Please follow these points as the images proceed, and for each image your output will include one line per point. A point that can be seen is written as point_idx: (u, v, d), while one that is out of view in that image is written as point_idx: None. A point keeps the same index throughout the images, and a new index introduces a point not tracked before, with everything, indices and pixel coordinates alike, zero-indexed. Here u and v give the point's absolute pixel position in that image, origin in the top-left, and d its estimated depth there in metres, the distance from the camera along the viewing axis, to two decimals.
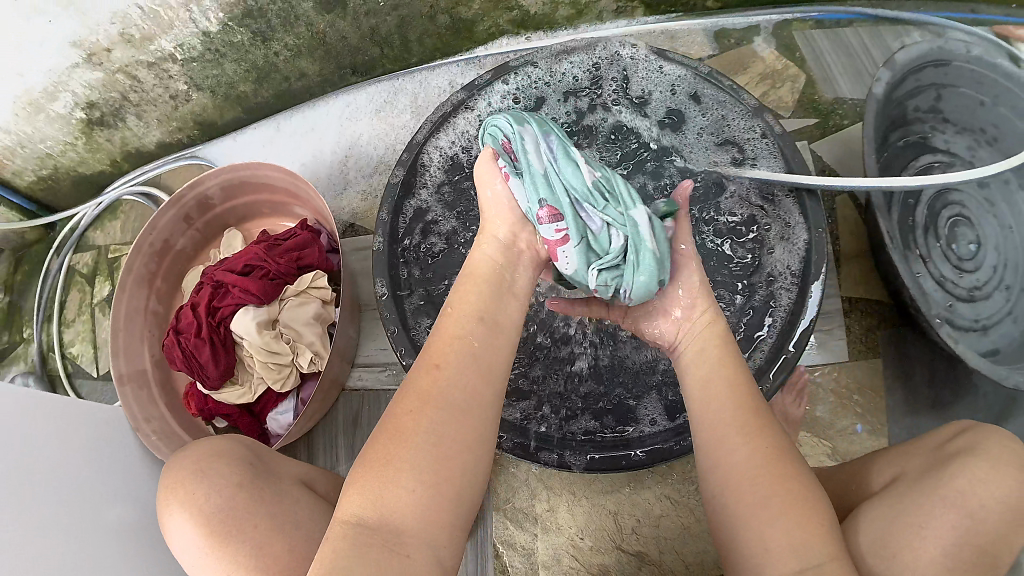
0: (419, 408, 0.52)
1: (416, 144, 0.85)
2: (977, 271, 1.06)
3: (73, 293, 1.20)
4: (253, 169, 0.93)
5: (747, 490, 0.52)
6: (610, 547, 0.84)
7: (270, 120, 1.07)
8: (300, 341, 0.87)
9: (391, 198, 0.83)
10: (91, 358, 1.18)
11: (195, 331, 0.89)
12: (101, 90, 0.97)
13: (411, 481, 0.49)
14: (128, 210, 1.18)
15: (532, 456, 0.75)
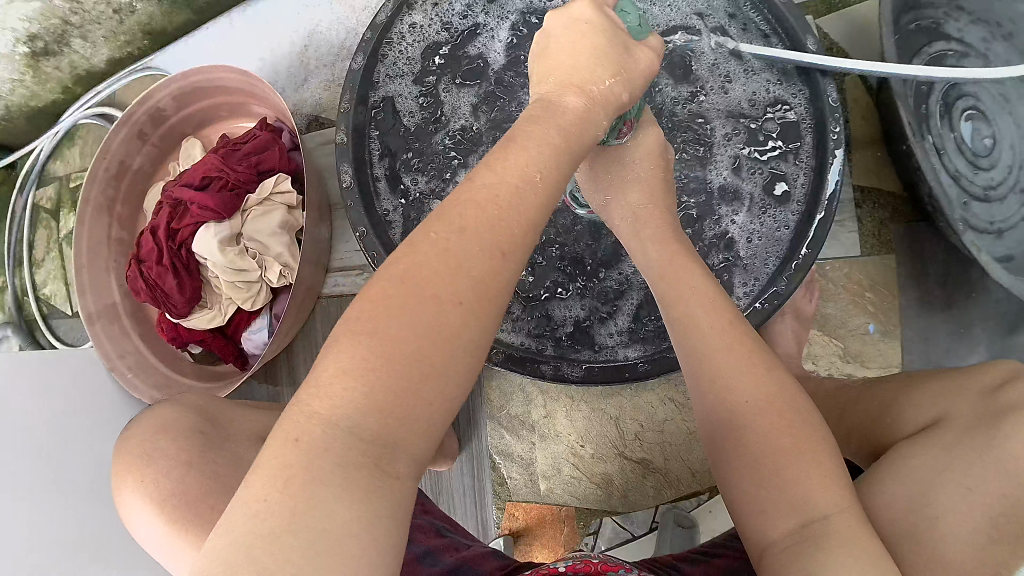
0: (423, 282, 0.39)
1: (380, 25, 0.77)
2: (991, 169, 1.00)
3: (40, 231, 1.13)
4: (203, 72, 0.86)
5: (738, 430, 0.50)
6: (612, 455, 0.80)
7: (223, 18, 0.99)
8: (268, 253, 0.81)
9: (353, 88, 0.77)
10: (65, 296, 1.12)
11: (156, 258, 0.82)
12: (41, 20, 0.91)
13: (385, 399, 0.37)
14: (85, 135, 1.10)
15: (521, 368, 0.72)
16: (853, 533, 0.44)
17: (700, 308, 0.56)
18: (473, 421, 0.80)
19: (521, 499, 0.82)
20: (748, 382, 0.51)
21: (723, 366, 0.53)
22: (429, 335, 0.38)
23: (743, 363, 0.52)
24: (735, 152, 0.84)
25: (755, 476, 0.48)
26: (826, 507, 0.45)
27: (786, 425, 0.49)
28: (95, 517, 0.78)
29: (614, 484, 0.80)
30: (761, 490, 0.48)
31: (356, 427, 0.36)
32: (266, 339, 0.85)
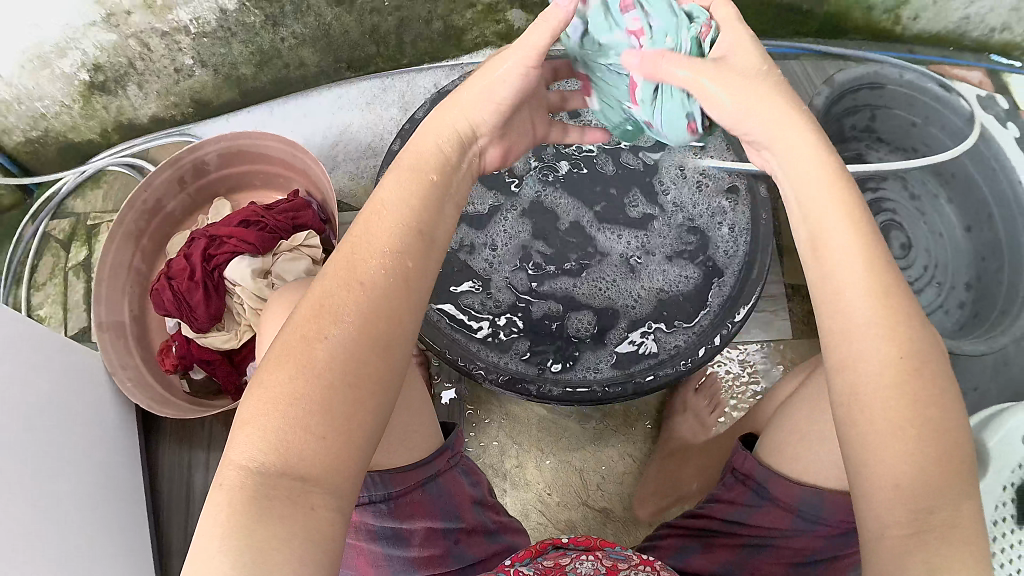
0: (317, 326, 0.47)
1: (416, 121, 0.92)
2: (909, 268, 1.18)
3: (45, 259, 1.18)
4: (253, 139, 0.99)
5: (868, 396, 0.49)
6: (576, 503, 0.88)
7: (262, 105, 1.13)
8: None
9: (389, 164, 0.90)
10: (60, 320, 1.16)
11: (189, 276, 0.93)
12: (111, 54, 1.00)
13: (291, 440, 0.45)
14: (112, 179, 1.19)
15: (510, 388, 0.78)
16: (963, 517, 0.47)
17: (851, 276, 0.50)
18: None
19: None
20: (893, 345, 0.49)
21: (880, 318, 0.49)
22: (315, 381, 0.46)
23: (891, 322, 0.49)
24: (672, 231, 0.94)
25: (889, 448, 0.48)
26: (948, 491, 0.47)
27: (917, 394, 0.48)
28: (51, 530, 0.77)
29: (576, 530, 0.87)
30: (899, 465, 0.47)
31: (268, 472, 0.44)
32: None
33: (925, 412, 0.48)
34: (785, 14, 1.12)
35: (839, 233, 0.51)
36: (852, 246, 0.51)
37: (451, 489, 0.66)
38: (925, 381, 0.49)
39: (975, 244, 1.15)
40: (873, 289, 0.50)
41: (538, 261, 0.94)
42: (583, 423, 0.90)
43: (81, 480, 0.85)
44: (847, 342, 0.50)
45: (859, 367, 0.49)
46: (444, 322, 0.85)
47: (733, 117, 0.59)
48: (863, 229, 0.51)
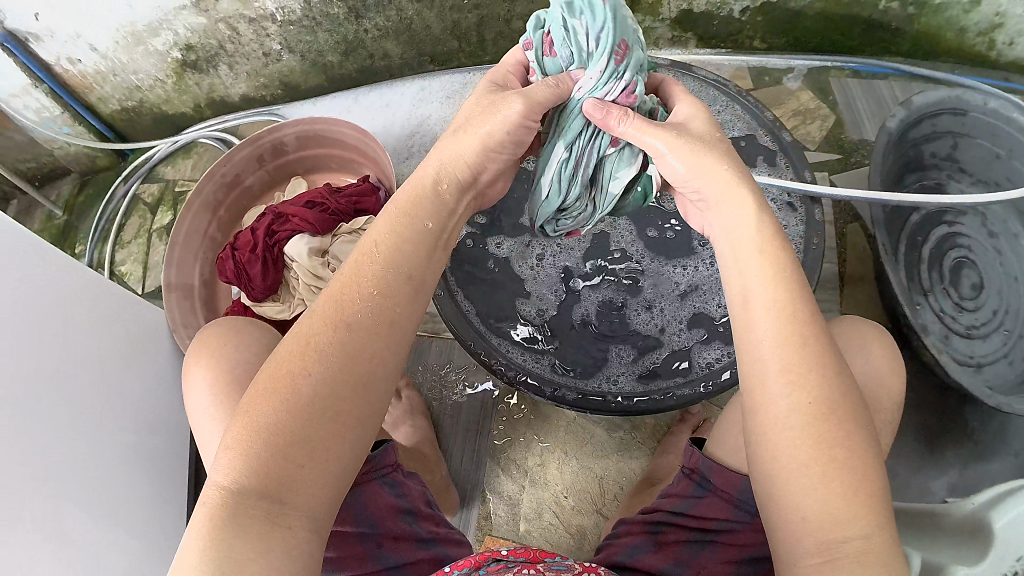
0: (311, 360, 0.51)
1: None
2: (977, 310, 1.09)
3: (133, 218, 1.30)
4: (329, 125, 1.07)
5: (780, 444, 0.51)
6: (590, 510, 0.89)
7: (350, 91, 1.22)
8: None
9: None
10: (139, 277, 1.27)
11: (251, 248, 1.00)
12: (202, 35, 1.07)
13: (272, 468, 0.48)
14: (201, 152, 1.32)
15: (528, 388, 0.79)
16: (870, 548, 0.48)
17: (763, 323, 0.54)
18: (477, 452, 0.91)
19: (500, 535, 0.88)
20: (800, 395, 0.51)
21: (790, 366, 0.52)
22: (304, 410, 0.50)
23: (799, 367, 0.52)
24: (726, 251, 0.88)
25: (798, 482, 0.50)
26: (856, 524, 0.49)
27: (824, 435, 0.50)
28: (97, 472, 0.85)
29: (587, 537, 0.88)
30: (805, 500, 0.50)
31: (248, 494, 0.47)
32: None
33: (831, 447, 0.50)
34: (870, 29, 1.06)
35: (756, 286, 0.55)
36: (767, 294, 0.54)
37: (370, 501, 0.70)
38: (836, 428, 0.51)
39: None
40: (783, 332, 0.52)
41: (571, 264, 0.91)
42: (610, 431, 0.91)
43: (128, 432, 0.93)
44: (759, 383, 0.53)
45: (769, 408, 0.52)
46: (471, 309, 0.84)
47: (679, 178, 0.64)
48: (786, 278, 0.54)
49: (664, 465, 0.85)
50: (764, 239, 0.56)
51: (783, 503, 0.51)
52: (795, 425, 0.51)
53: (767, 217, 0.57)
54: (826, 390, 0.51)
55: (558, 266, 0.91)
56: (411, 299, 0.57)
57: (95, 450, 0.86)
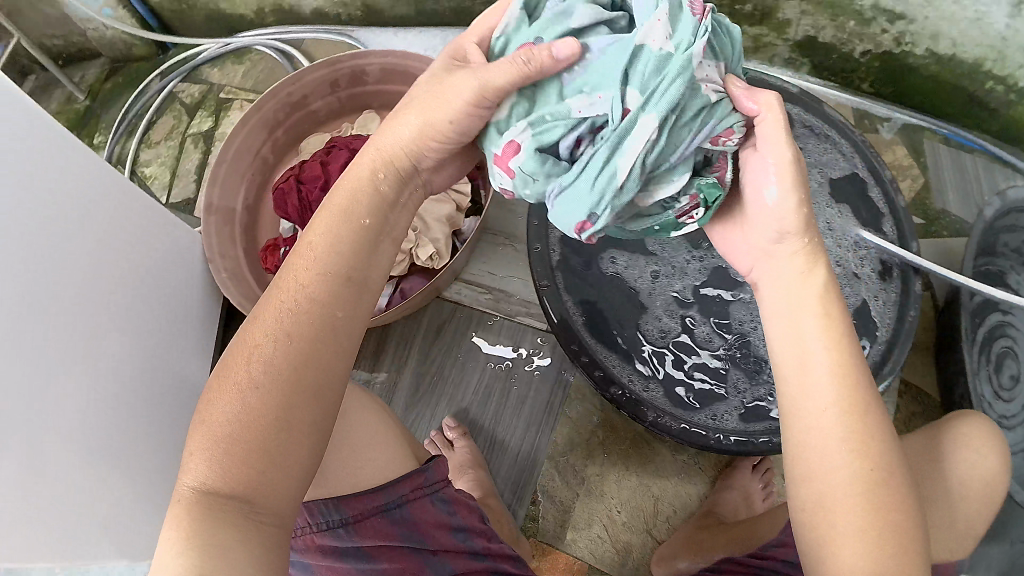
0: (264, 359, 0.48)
1: None
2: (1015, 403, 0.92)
3: (166, 117, 1.17)
4: (422, 63, 0.97)
5: (828, 509, 0.46)
6: (640, 528, 0.86)
7: (437, 29, 1.10)
8: (426, 235, 0.85)
9: None
10: (165, 184, 1.12)
11: (320, 186, 0.91)
12: None
13: (232, 474, 0.46)
14: (255, 60, 1.17)
15: (635, 414, 0.73)
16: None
17: (830, 386, 0.48)
18: (536, 452, 0.85)
19: (543, 539, 0.84)
20: (860, 459, 0.46)
21: (850, 430, 0.47)
22: (261, 411, 0.47)
23: (858, 431, 0.47)
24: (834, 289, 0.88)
25: (849, 544, 0.45)
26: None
27: (882, 506, 0.45)
28: (116, 406, 0.75)
29: (631, 555, 0.85)
30: (863, 567, 0.44)
31: (215, 494, 0.45)
32: (381, 307, 0.87)
33: (887, 512, 0.45)
34: (973, 105, 1.02)
35: (811, 337, 0.51)
36: (827, 360, 0.49)
37: (416, 519, 0.65)
38: (893, 495, 0.46)
39: None
40: (834, 381, 0.49)
41: (676, 285, 0.82)
42: (675, 453, 0.87)
43: (151, 363, 0.84)
44: (799, 437, 0.49)
45: (826, 468, 0.47)
46: (578, 317, 0.77)
47: (761, 210, 0.56)
48: (842, 341, 0.50)
49: (721, 500, 0.83)
50: (817, 296, 0.52)
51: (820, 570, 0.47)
52: (850, 490, 0.46)
53: (828, 276, 0.54)
54: (879, 450, 0.47)
55: (664, 278, 0.83)
56: (356, 302, 0.53)
57: (104, 377, 0.75)
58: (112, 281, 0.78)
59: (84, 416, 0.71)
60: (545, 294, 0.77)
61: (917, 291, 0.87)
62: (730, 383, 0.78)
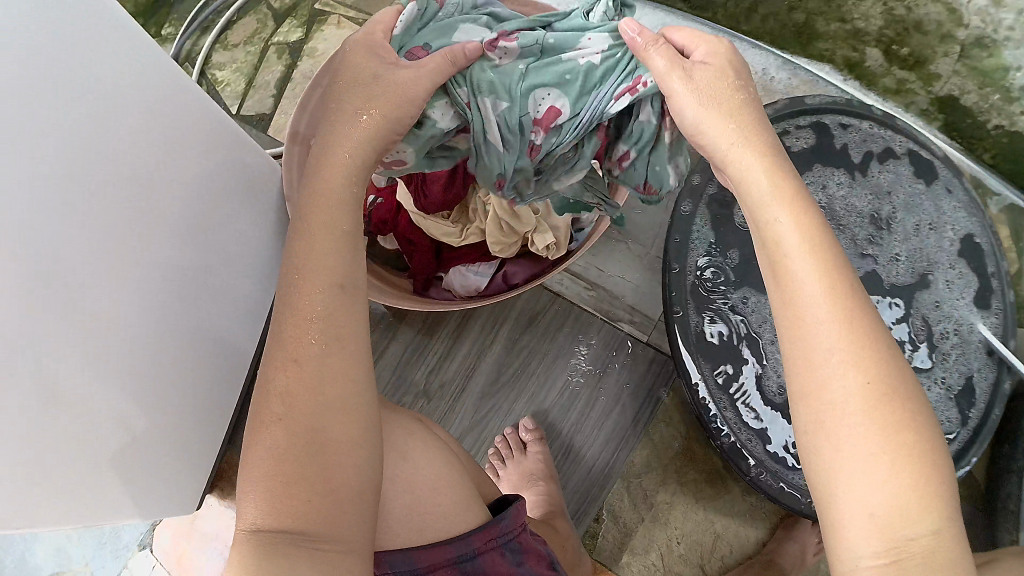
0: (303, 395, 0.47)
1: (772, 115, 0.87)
2: None
3: (249, 18, 1.03)
4: None
5: (831, 422, 0.43)
6: (694, 562, 0.84)
7: None
8: (547, 220, 0.78)
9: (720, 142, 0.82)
10: (237, 93, 1.02)
11: None
12: None
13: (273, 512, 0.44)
14: None
15: (734, 462, 0.73)
16: (939, 561, 0.40)
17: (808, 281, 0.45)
18: (611, 468, 0.81)
19: (598, 558, 0.81)
20: (863, 369, 0.43)
21: (841, 343, 0.44)
22: (296, 443, 0.46)
23: (851, 340, 0.43)
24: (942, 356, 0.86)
25: (864, 474, 0.42)
26: (919, 528, 0.41)
27: (892, 416, 0.42)
28: (158, 356, 0.67)
29: None
30: (877, 488, 0.41)
31: (268, 532, 0.44)
32: (480, 287, 0.80)
33: (902, 438, 0.42)
34: None
35: (800, 265, 0.46)
36: (815, 285, 0.45)
37: (490, 572, 0.60)
38: (903, 416, 0.43)
39: None
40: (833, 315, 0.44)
41: None
42: (745, 494, 0.84)
43: (202, 308, 0.74)
44: (804, 360, 0.45)
45: (826, 386, 0.43)
46: (707, 351, 0.74)
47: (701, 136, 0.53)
48: (820, 249, 0.46)
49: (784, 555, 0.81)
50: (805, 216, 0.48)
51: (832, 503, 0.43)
52: (855, 411, 0.42)
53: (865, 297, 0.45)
54: (887, 365, 0.43)
55: None
56: (355, 307, 0.50)
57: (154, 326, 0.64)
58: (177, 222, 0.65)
59: (122, 374, 0.61)
60: (675, 321, 0.74)
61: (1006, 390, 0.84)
62: None
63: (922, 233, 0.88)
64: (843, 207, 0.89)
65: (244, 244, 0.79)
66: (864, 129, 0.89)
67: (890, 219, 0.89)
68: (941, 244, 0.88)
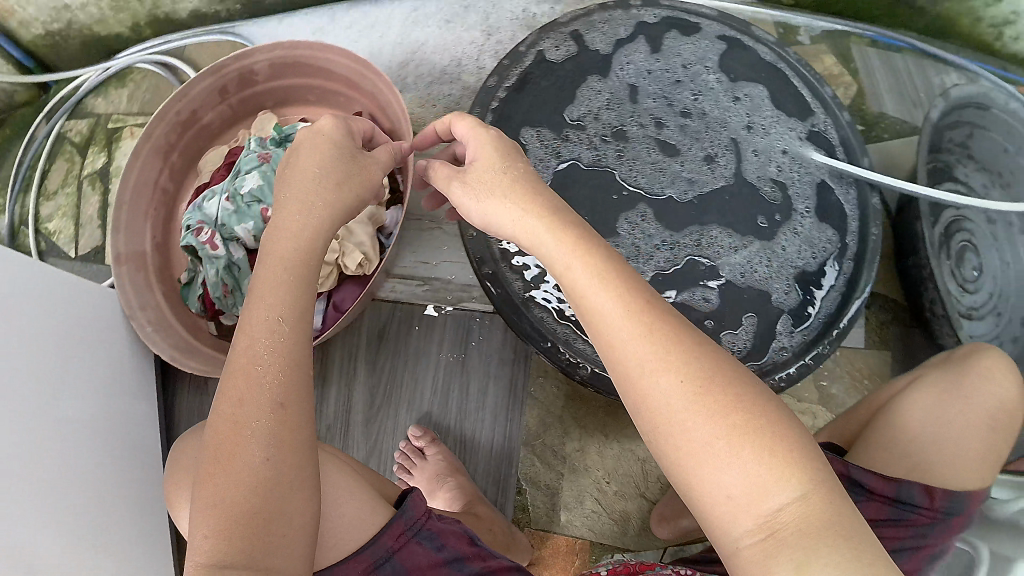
0: None
1: (516, 55, 0.80)
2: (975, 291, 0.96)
3: (59, 163, 1.01)
4: (315, 50, 0.87)
5: (666, 424, 0.43)
6: (633, 494, 0.84)
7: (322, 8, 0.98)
8: (349, 241, 0.78)
9: (481, 104, 0.78)
10: (70, 237, 1.00)
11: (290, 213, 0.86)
12: None
13: (230, 549, 0.44)
14: (139, 79, 1.02)
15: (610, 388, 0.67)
16: (813, 522, 0.39)
17: (612, 312, 0.46)
18: (511, 440, 0.82)
19: (538, 527, 0.82)
20: (680, 369, 0.43)
21: (646, 356, 0.44)
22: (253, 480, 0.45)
23: (657, 345, 0.44)
24: (787, 192, 0.81)
25: (709, 464, 0.41)
26: (784, 495, 0.40)
27: (727, 399, 0.43)
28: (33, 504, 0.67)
29: (630, 523, 0.83)
30: (731, 474, 0.41)
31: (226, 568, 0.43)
32: (318, 327, 0.81)
33: (732, 419, 0.42)
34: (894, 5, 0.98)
35: (598, 293, 0.47)
36: (615, 308, 0.46)
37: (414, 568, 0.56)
38: (726, 396, 0.43)
39: None
40: (643, 339, 0.45)
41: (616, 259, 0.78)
42: None
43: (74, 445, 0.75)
44: (630, 387, 0.45)
45: (648, 397, 0.43)
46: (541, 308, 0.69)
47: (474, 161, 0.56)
48: (603, 269, 0.48)
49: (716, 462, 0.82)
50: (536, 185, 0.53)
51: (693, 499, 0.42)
52: (684, 405, 0.43)
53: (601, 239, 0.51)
54: (698, 349, 0.45)
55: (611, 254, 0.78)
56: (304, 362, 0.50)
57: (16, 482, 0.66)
58: (4, 375, 0.67)
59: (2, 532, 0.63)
60: (488, 279, 0.69)
61: (875, 206, 0.80)
62: None
63: (709, 91, 0.84)
64: (626, 112, 0.83)
65: (92, 375, 0.80)
66: (607, 19, 0.83)
67: (671, 95, 0.84)
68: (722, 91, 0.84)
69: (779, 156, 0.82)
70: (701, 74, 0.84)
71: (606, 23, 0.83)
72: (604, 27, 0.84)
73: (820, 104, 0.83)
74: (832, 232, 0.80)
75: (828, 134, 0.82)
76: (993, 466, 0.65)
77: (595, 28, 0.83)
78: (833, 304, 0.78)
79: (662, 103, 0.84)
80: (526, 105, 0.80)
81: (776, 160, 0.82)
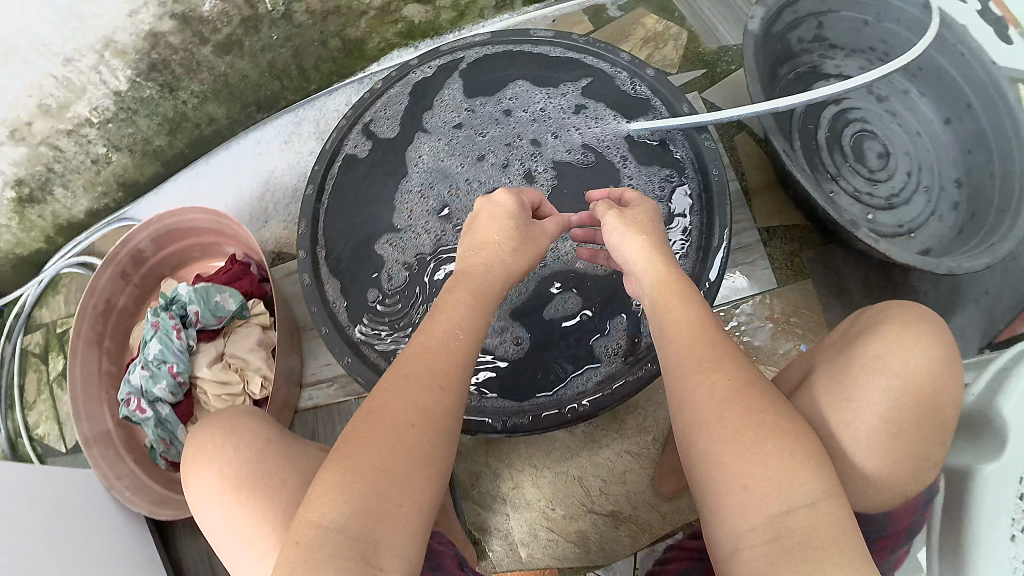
0: None
1: (325, 155, 0.89)
2: (889, 180, 1.10)
3: (31, 375, 1.17)
4: (176, 218, 0.96)
5: (714, 414, 0.53)
6: (582, 512, 0.85)
7: (186, 168, 1.12)
8: (248, 369, 0.85)
9: (307, 211, 0.86)
10: (58, 434, 1.14)
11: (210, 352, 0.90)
12: (27, 165, 1.00)
13: (348, 508, 0.48)
14: (69, 283, 1.19)
15: (479, 429, 0.75)
16: (830, 526, 0.46)
17: (678, 327, 0.61)
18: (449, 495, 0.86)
19: (506, 570, 0.84)
20: (723, 370, 0.56)
21: (701, 354, 0.58)
22: (410, 444, 0.53)
23: (708, 355, 0.58)
24: (610, 162, 0.92)
25: (740, 450, 0.50)
26: (802, 493, 0.48)
27: (759, 399, 0.53)
28: None
29: (591, 540, 0.84)
30: (760, 461, 0.50)
31: (331, 537, 0.47)
32: None
33: (758, 413, 0.52)
34: None
35: (684, 304, 0.63)
36: (686, 313, 0.62)
37: None
38: (768, 405, 0.53)
39: (958, 138, 1.08)
40: (694, 339, 0.59)
41: None
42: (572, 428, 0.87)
43: None
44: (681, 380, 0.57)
45: (694, 389, 0.56)
46: None
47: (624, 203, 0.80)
48: (671, 287, 0.65)
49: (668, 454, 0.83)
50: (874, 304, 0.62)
51: (714, 482, 0.51)
52: (720, 395, 0.54)
53: (657, 246, 0.71)
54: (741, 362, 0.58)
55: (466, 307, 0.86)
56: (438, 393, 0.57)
57: None
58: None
59: None
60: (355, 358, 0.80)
61: (708, 148, 0.88)
62: (583, 376, 0.78)
63: (502, 111, 0.94)
64: (443, 162, 0.92)
65: (86, 547, 0.86)
66: (388, 96, 0.93)
67: (481, 124, 0.94)
68: (513, 107, 0.95)
69: (587, 136, 0.93)
70: (484, 104, 0.95)
71: (389, 96, 0.93)
72: (394, 98, 0.93)
73: (602, 79, 0.94)
74: (666, 173, 0.90)
75: (629, 96, 0.92)
76: (906, 472, 0.55)
77: (387, 101, 0.93)
78: (691, 252, 0.86)
79: (476, 133, 0.94)
80: (353, 199, 0.89)
81: (588, 142, 0.93)
